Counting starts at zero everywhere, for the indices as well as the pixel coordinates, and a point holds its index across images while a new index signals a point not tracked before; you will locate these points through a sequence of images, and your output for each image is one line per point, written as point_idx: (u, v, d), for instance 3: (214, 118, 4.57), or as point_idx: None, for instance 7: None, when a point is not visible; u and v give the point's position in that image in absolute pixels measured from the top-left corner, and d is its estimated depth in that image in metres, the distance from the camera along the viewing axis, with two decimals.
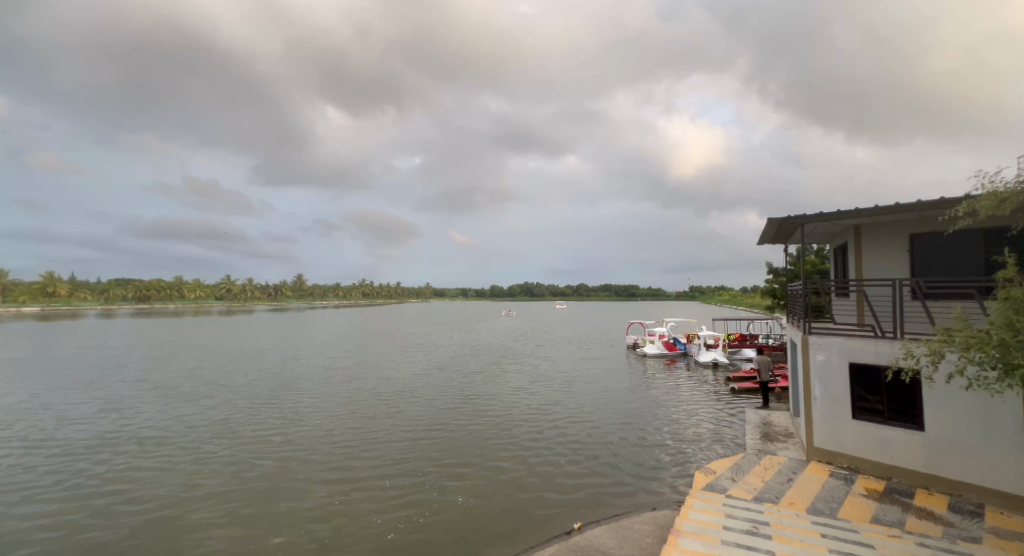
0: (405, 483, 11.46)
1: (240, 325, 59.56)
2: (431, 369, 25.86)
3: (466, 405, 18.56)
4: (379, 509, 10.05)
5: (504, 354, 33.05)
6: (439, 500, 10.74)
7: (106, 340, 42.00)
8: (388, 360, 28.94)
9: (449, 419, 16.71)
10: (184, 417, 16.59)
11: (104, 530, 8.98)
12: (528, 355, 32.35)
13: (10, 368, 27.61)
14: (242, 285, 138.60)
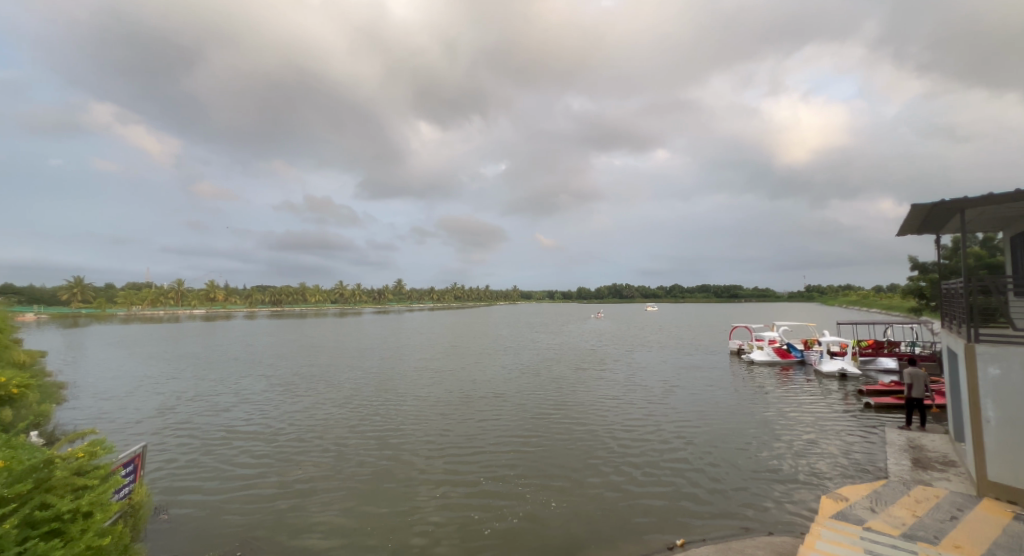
0: (496, 490, 11.21)
1: (355, 326, 65.02)
2: (524, 373, 25.69)
3: (558, 414, 17.98)
4: (471, 517, 9.83)
5: (597, 359, 32.04)
6: (532, 510, 10.25)
7: (248, 339, 48.21)
8: (481, 363, 29.40)
9: (541, 428, 16.25)
10: (299, 413, 18.03)
11: (232, 517, 9.77)
12: (623, 361, 30.98)
13: (176, 361, 32.61)
14: (352, 291, 151.79)
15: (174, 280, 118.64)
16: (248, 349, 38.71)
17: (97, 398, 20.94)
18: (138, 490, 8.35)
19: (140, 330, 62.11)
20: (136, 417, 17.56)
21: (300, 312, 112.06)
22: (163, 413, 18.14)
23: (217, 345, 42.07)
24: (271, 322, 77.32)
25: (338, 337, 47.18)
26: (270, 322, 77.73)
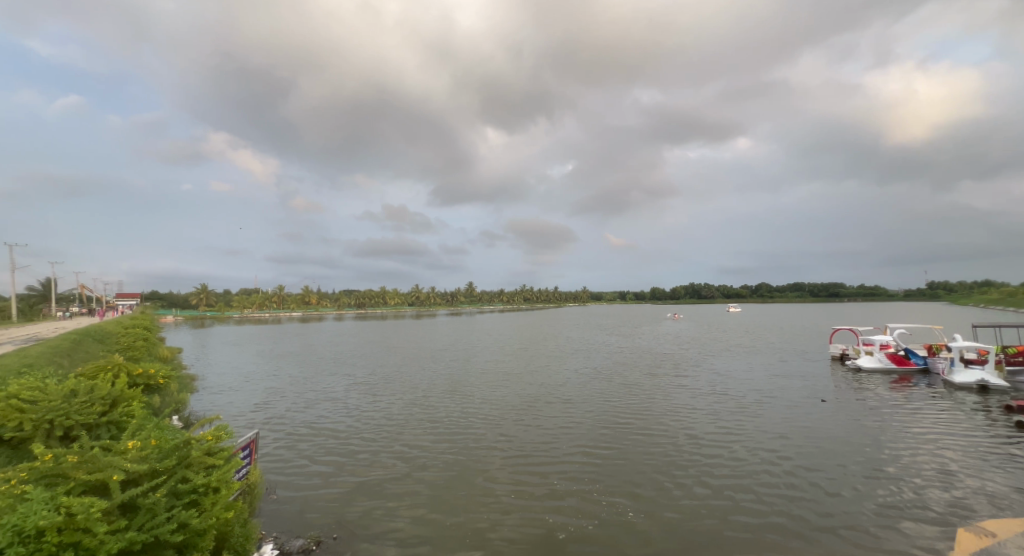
0: (575, 494, 10.74)
1: (432, 328, 67.42)
2: (600, 378, 24.89)
3: (639, 422, 17.04)
4: (549, 523, 9.36)
5: (679, 364, 30.38)
6: (615, 521, 9.53)
7: (336, 339, 51.53)
8: (557, 366, 28.97)
9: (622, 436, 15.40)
10: (381, 411, 18.73)
11: (323, 507, 10.09)
12: (707, 367, 29.02)
13: (274, 359, 35.54)
14: (428, 294, 157.97)
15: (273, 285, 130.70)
16: (339, 349, 41.48)
17: (214, 390, 23.40)
18: (256, 472, 8.76)
19: (249, 330, 69.32)
20: (245, 409, 19.28)
21: (381, 314, 118.21)
22: (267, 406, 19.75)
23: (312, 345, 45.65)
24: (358, 323, 82.69)
25: (419, 339, 49.18)
26: (358, 323, 83.08)
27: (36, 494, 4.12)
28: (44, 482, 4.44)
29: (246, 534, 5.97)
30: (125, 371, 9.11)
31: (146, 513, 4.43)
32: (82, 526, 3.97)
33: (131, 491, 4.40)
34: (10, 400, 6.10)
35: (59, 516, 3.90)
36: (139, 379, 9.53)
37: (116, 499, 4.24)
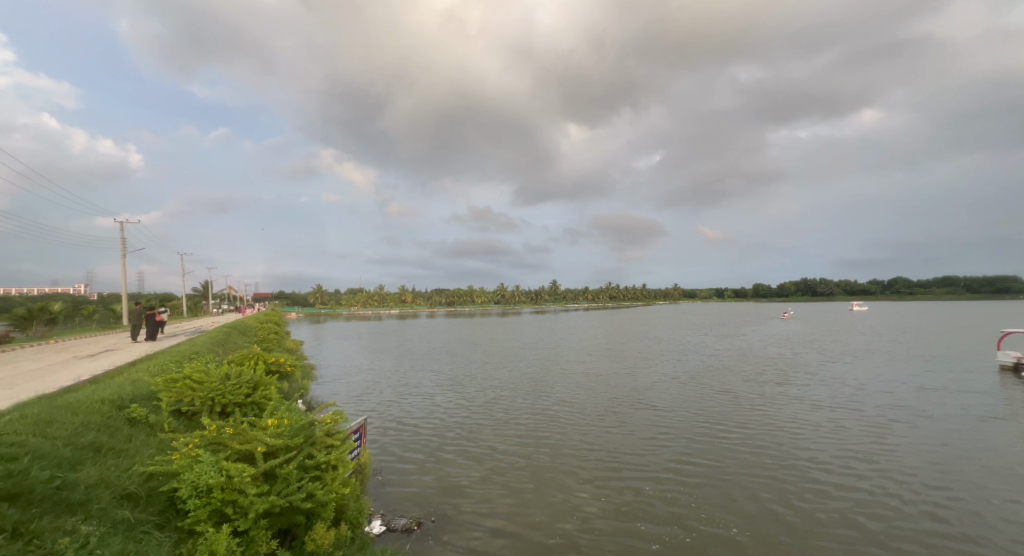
0: (670, 489, 10.33)
1: (523, 325, 68.55)
2: (699, 383, 23.55)
3: (747, 424, 15.74)
4: (645, 518, 8.95)
5: (791, 369, 27.76)
6: (714, 517, 9.02)
7: (433, 335, 54.46)
8: (652, 368, 27.92)
9: (727, 435, 14.34)
10: (475, 400, 19.44)
11: (425, 486, 10.63)
12: (825, 374, 26.15)
13: (380, 353, 38.43)
14: (515, 292, 160.84)
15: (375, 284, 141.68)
16: (435, 345, 44.02)
17: (331, 379, 26.01)
18: (366, 453, 9.55)
19: (358, 325, 76.36)
20: (357, 397, 21.18)
21: (472, 312, 122.79)
22: (376, 395, 21.48)
23: (412, 341, 48.94)
24: (452, 321, 86.94)
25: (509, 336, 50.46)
26: (451, 320, 87.32)
27: (204, 460, 4.97)
28: (208, 449, 5.30)
29: (360, 507, 6.55)
30: (262, 360, 10.48)
31: (282, 482, 5.11)
32: (237, 487, 4.71)
33: (272, 462, 5.08)
34: (183, 379, 7.38)
35: (221, 477, 4.68)
36: (273, 366, 10.91)
37: (262, 468, 4.95)
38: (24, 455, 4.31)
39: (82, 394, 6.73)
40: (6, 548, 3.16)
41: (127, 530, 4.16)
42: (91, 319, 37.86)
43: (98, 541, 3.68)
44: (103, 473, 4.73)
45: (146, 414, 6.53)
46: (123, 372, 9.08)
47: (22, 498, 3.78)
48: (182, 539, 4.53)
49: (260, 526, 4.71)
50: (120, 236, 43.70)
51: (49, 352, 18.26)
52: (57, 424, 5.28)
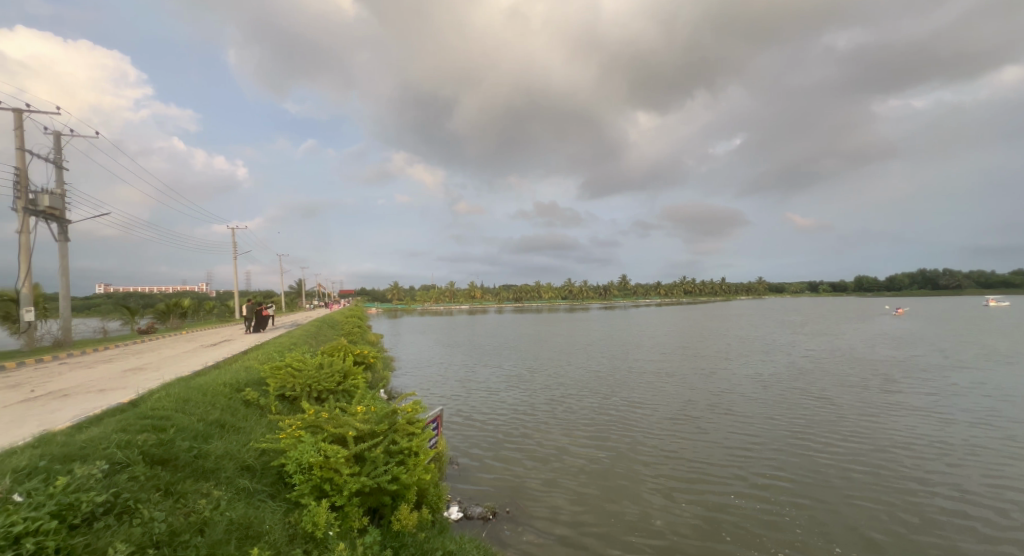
0: (749, 485, 9.88)
1: (593, 322, 67.58)
2: (790, 383, 21.84)
3: (847, 427, 14.31)
4: (721, 513, 8.65)
5: (901, 372, 24.84)
6: (798, 515, 8.54)
7: (504, 332, 55.37)
8: (735, 367, 26.30)
9: (822, 436, 13.14)
10: (546, 395, 19.61)
11: (499, 474, 10.84)
12: (944, 378, 23.06)
13: (453, 348, 39.73)
14: (583, 288, 158.90)
15: (447, 282, 146.65)
16: (506, 341, 44.82)
17: (411, 371, 27.37)
18: (443, 441, 9.94)
19: (435, 321, 79.57)
20: (434, 390, 22.12)
21: (543, 308, 123.00)
22: (450, 388, 22.31)
23: (485, 336, 50.07)
24: (525, 316, 87.78)
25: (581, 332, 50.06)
26: (524, 316, 88.24)
27: (306, 441, 5.51)
28: (309, 431, 5.86)
29: (439, 492, 6.85)
30: (349, 351, 11.30)
31: (371, 464, 5.51)
32: (334, 466, 5.17)
33: (362, 445, 5.50)
34: (286, 368, 8.17)
35: (320, 457, 5.16)
36: (359, 358, 11.76)
37: (354, 450, 5.38)
38: (170, 427, 5.07)
39: (208, 378, 7.74)
40: (160, 503, 3.78)
41: (247, 497, 4.75)
42: (210, 314, 43.10)
43: (227, 504, 4.24)
44: (228, 446, 5.42)
45: (258, 397, 7.36)
46: (238, 359, 10.30)
47: (170, 463, 4.50)
48: (290, 509, 5.07)
49: (352, 503, 5.12)
50: (232, 241, 49.19)
51: (179, 342, 21.06)
52: (192, 402, 6.14)
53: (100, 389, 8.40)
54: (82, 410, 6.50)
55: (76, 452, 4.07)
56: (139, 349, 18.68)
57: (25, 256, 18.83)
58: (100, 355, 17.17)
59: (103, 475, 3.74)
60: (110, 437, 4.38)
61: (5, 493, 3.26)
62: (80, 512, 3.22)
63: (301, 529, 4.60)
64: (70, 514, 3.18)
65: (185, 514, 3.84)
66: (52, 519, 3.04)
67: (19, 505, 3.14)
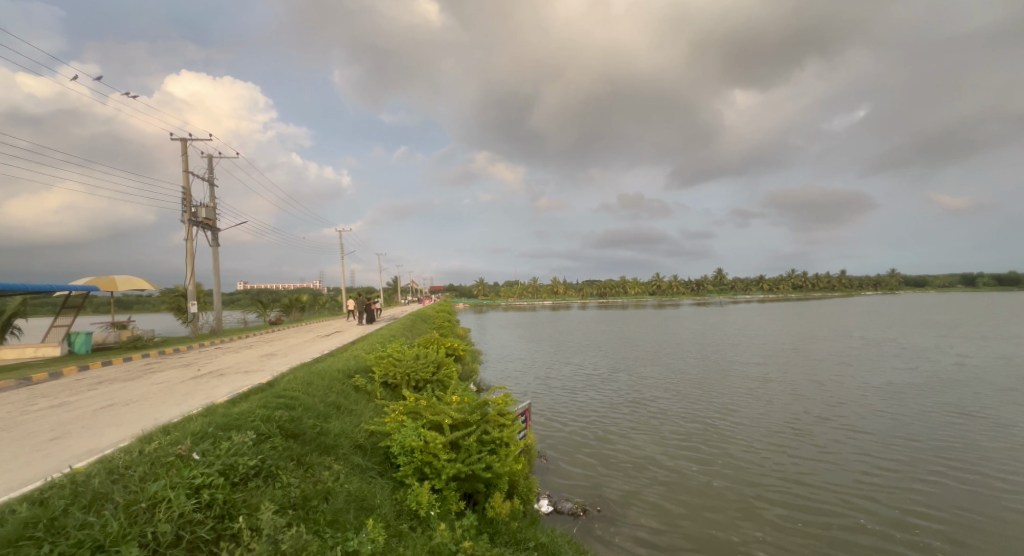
0: (867, 504, 9.01)
1: (686, 318, 64.42)
2: (927, 392, 18.94)
3: (1003, 449, 12.15)
4: (833, 534, 7.98)
5: None
6: (928, 545, 7.62)
7: (590, 327, 54.78)
8: (856, 373, 23.43)
9: (968, 460, 11.33)
10: (636, 393, 19.24)
11: (589, 472, 10.86)
12: None
13: (540, 343, 40.22)
14: (673, 282, 151.72)
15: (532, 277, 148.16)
16: (593, 337, 44.37)
17: (501, 365, 28.11)
18: (532, 435, 10.17)
19: (521, 314, 80.93)
20: (524, 384, 22.56)
21: (630, 303, 118.54)
22: (539, 383, 22.67)
23: (572, 331, 49.78)
24: (613, 311, 85.94)
25: (674, 329, 47.82)
26: (612, 312, 86.17)
27: (408, 426, 5.95)
28: (410, 416, 6.32)
29: (529, 485, 6.99)
30: (442, 344, 11.94)
31: (465, 451, 5.78)
32: (433, 451, 5.54)
33: (457, 433, 5.80)
34: (388, 357, 8.86)
35: (421, 441, 5.56)
36: (451, 350, 12.39)
37: (450, 437, 5.71)
38: (299, 406, 5.77)
39: (324, 364, 8.63)
40: (295, 471, 4.34)
41: (361, 472, 5.25)
42: (324, 307, 47.91)
43: (345, 477, 4.72)
44: (343, 426, 6.03)
45: (366, 384, 8.06)
46: (347, 349, 11.35)
47: (300, 436, 5.13)
48: (396, 487, 5.52)
49: (450, 487, 5.46)
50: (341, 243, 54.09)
51: (300, 332, 23.73)
52: (314, 385, 6.91)
53: (244, 370, 9.80)
54: (234, 388, 7.63)
55: (232, 421, 4.81)
56: (269, 338, 21.36)
57: (189, 260, 22.38)
58: (241, 342, 19.91)
59: (252, 443, 4.39)
60: (255, 411, 5.12)
61: (186, 451, 3.98)
62: (238, 472, 3.84)
63: (407, 507, 4.99)
64: (231, 474, 3.80)
65: (314, 482, 4.38)
66: (219, 477, 3.67)
67: (196, 462, 3.82)
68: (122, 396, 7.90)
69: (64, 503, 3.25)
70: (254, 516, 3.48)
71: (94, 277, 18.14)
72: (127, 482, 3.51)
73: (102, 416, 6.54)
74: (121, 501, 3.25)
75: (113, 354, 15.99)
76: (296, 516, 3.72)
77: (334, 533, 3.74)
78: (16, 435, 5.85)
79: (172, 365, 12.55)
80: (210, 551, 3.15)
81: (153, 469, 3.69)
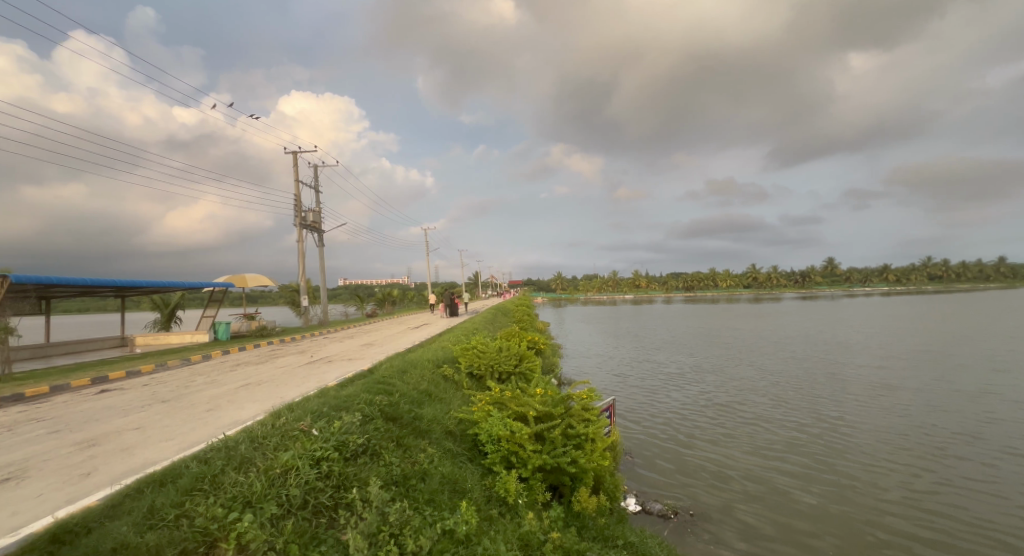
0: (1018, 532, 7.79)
1: (787, 314, 59.12)
2: None
3: None
4: None
5: None
6: None
7: (677, 323, 52.34)
8: (1009, 382, 19.88)
9: None
10: (731, 395, 18.19)
11: (682, 472, 10.52)
12: None
13: (624, 339, 39.27)
14: (770, 274, 139.96)
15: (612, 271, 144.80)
16: (680, 333, 42.40)
17: (583, 361, 27.89)
18: (618, 431, 10.05)
19: (602, 309, 79.44)
20: (609, 380, 22.25)
21: (722, 298, 111.06)
22: (624, 380, 22.22)
23: (659, 327, 47.84)
24: (701, 307, 81.39)
25: (774, 327, 44.09)
26: (704, 307, 81.17)
27: (495, 416, 6.16)
28: (496, 406, 6.53)
29: (616, 482, 6.90)
30: (524, 338, 12.13)
31: (550, 444, 5.84)
32: (519, 441, 5.70)
33: (542, 425, 5.89)
34: (473, 349, 9.20)
35: (507, 431, 5.76)
36: (531, 344, 12.57)
37: (535, 429, 5.82)
38: (396, 392, 6.21)
39: (415, 354, 9.17)
40: (395, 451, 4.69)
41: (453, 457, 5.54)
42: (413, 302, 50.66)
43: (438, 460, 5.01)
44: (435, 413, 6.39)
45: (453, 373, 8.44)
46: (435, 340, 11.95)
47: (398, 420, 5.54)
48: (485, 473, 5.75)
49: (537, 478, 5.58)
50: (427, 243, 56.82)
51: (393, 324, 25.43)
52: (408, 374, 7.40)
53: (349, 358, 10.74)
54: (342, 373, 8.40)
55: (342, 402, 5.32)
56: (367, 329, 23.15)
57: (301, 259, 24.86)
58: (343, 332, 21.71)
59: (359, 423, 4.82)
60: (360, 395, 5.61)
61: (307, 427, 4.49)
62: (349, 449, 4.25)
63: (496, 493, 5.18)
64: (344, 449, 4.22)
65: (412, 462, 4.71)
66: (334, 451, 4.10)
67: (315, 437, 4.29)
68: (254, 377, 9.04)
69: (220, 463, 3.83)
70: (364, 489, 3.83)
71: (230, 276, 20.87)
72: (264, 450, 4.05)
73: (241, 393, 7.54)
74: (262, 465, 3.78)
75: (245, 341, 18.35)
76: (399, 492, 4.04)
77: (432, 511, 4.00)
78: (181, 405, 6.95)
79: (290, 352, 14.10)
80: (330, 515, 3.54)
81: (283, 440, 4.22)
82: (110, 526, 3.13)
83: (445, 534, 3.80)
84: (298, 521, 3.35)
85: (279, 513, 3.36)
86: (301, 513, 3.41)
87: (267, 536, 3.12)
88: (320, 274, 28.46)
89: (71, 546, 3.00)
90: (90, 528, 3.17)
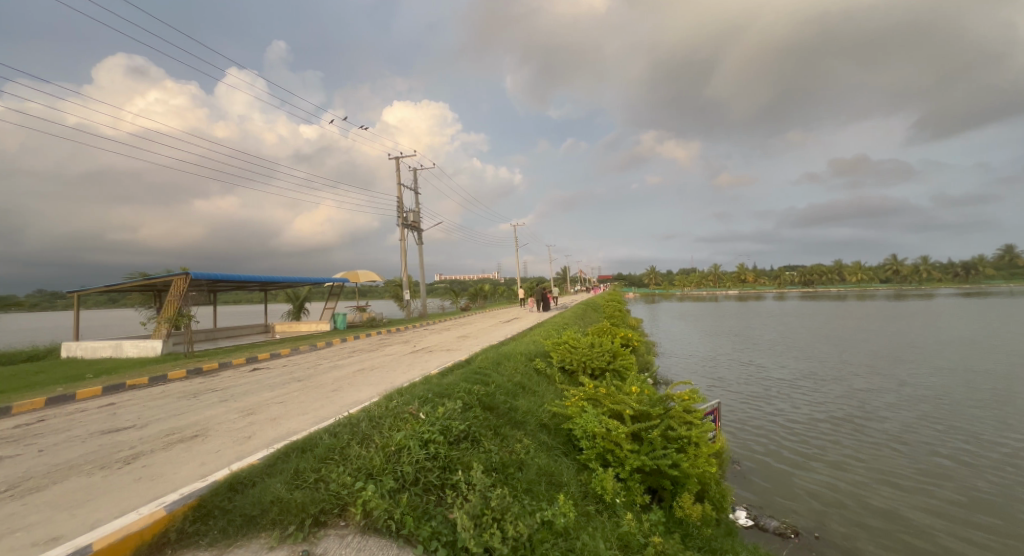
0: None
1: (937, 315, 50.56)
2: None
3: None
4: None
5: None
6: None
7: (794, 323, 47.35)
8: None
9: None
10: (858, 407, 16.20)
11: (799, 490, 9.65)
12: None
13: (730, 339, 36.52)
14: (909, 267, 121.20)
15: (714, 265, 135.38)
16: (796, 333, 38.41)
17: (683, 362, 26.49)
18: (724, 437, 9.45)
19: (704, 306, 74.39)
20: (712, 383, 20.94)
21: (847, 294, 98.43)
22: (729, 384, 20.77)
23: (772, 327, 43.80)
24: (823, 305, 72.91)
25: (917, 330, 38.06)
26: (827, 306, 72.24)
27: (590, 413, 6.14)
28: (590, 403, 6.50)
29: (722, 492, 6.49)
30: (617, 334, 11.90)
31: (648, 445, 5.65)
32: (616, 440, 5.62)
33: (639, 425, 5.74)
34: (564, 345, 9.23)
35: (603, 428, 5.70)
36: (624, 341, 12.28)
37: (632, 428, 5.69)
38: (492, 382, 6.45)
39: (507, 347, 9.44)
40: (493, 438, 4.87)
41: (548, 450, 5.62)
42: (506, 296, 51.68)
43: (535, 452, 5.11)
44: (530, 405, 6.53)
45: (546, 367, 8.55)
46: (526, 334, 12.19)
47: (495, 409, 5.75)
48: (580, 469, 5.75)
49: (635, 479, 5.45)
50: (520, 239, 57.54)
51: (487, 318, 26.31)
52: (502, 365, 7.64)
53: (448, 349, 11.36)
54: (444, 362, 8.90)
55: (444, 389, 5.64)
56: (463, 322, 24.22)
57: (404, 256, 26.68)
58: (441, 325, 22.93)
59: (461, 410, 5.08)
60: (460, 384, 5.91)
61: (415, 410, 4.83)
62: (453, 434, 4.50)
63: (592, 489, 5.17)
64: (448, 434, 4.48)
65: (510, 451, 4.87)
66: (440, 435, 4.36)
67: (423, 420, 4.61)
68: (367, 363, 9.93)
69: (346, 438, 4.28)
70: (467, 471, 4.04)
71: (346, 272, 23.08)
72: (381, 429, 4.43)
73: (358, 376, 8.32)
74: (380, 442, 4.16)
75: (359, 331, 20.20)
76: (500, 478, 4.20)
77: (532, 500, 4.10)
78: (311, 385, 7.86)
79: (396, 342, 15.23)
80: (438, 494, 3.77)
81: (396, 421, 4.58)
82: (267, 483, 3.64)
83: (545, 523, 3.87)
84: (412, 495, 3.63)
85: (396, 486, 3.65)
86: (414, 489, 3.68)
87: (387, 506, 3.42)
88: (422, 271, 30.32)
89: (242, 494, 3.55)
90: (253, 482, 3.72)
